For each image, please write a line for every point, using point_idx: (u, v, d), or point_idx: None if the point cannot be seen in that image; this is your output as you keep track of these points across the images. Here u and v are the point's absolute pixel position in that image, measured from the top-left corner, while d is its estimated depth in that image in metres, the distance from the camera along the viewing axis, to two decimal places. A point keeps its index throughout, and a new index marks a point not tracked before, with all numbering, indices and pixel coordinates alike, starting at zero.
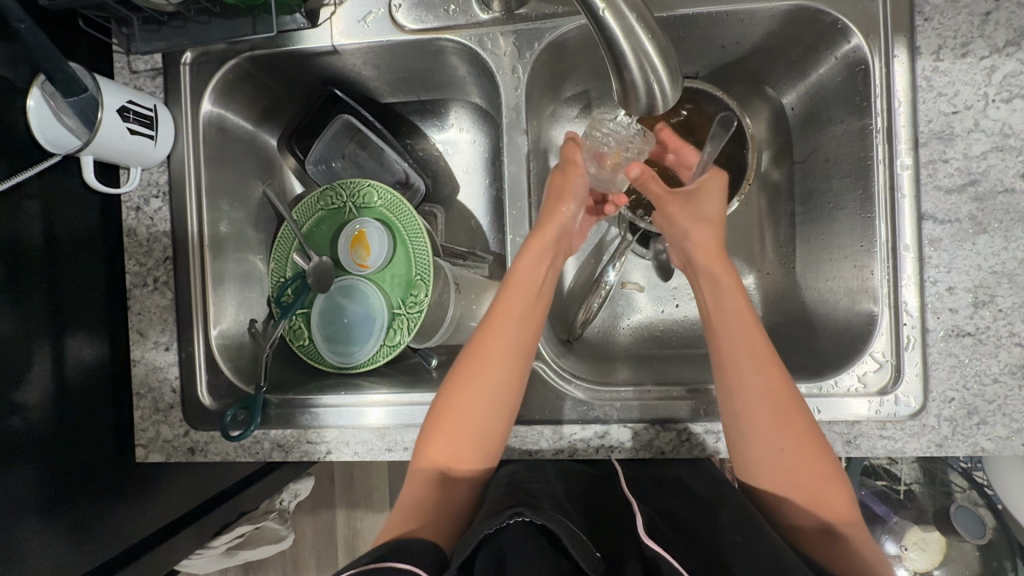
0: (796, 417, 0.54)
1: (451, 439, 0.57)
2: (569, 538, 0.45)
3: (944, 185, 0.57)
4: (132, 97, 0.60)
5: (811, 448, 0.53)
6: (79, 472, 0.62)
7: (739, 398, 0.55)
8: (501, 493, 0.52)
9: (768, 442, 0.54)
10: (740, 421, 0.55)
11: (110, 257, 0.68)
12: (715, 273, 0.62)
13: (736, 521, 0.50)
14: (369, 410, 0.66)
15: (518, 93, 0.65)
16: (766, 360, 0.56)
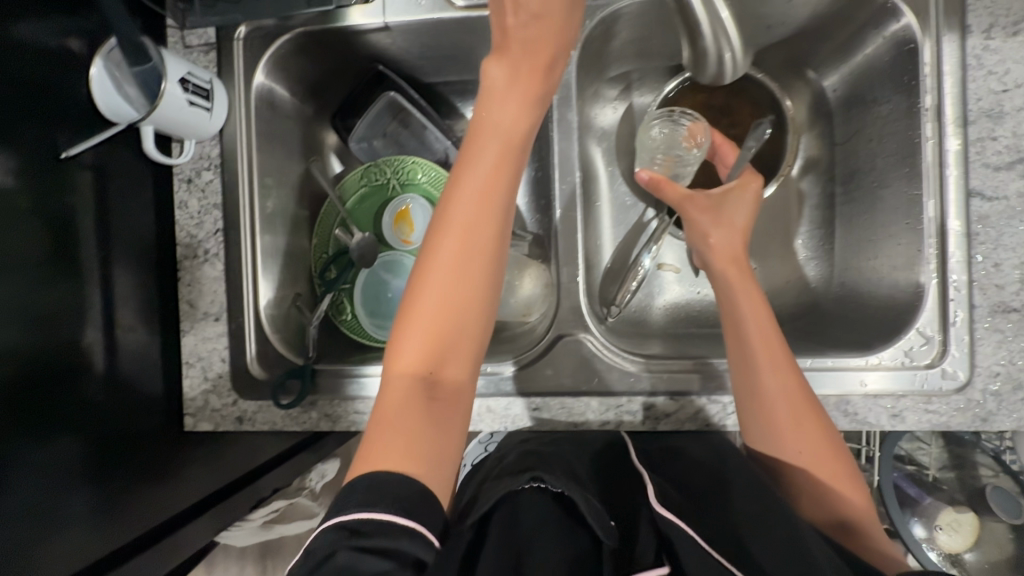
0: (811, 423, 0.55)
1: (432, 331, 0.51)
2: (589, 506, 0.46)
3: (993, 163, 0.58)
4: (190, 70, 0.61)
5: (825, 449, 0.55)
6: (131, 439, 0.63)
7: (759, 406, 0.56)
8: (517, 460, 0.54)
9: (784, 446, 0.56)
10: (759, 426, 0.56)
11: (162, 227, 0.69)
12: (730, 279, 0.61)
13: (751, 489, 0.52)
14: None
15: (569, 70, 0.65)
16: (785, 368, 0.56)
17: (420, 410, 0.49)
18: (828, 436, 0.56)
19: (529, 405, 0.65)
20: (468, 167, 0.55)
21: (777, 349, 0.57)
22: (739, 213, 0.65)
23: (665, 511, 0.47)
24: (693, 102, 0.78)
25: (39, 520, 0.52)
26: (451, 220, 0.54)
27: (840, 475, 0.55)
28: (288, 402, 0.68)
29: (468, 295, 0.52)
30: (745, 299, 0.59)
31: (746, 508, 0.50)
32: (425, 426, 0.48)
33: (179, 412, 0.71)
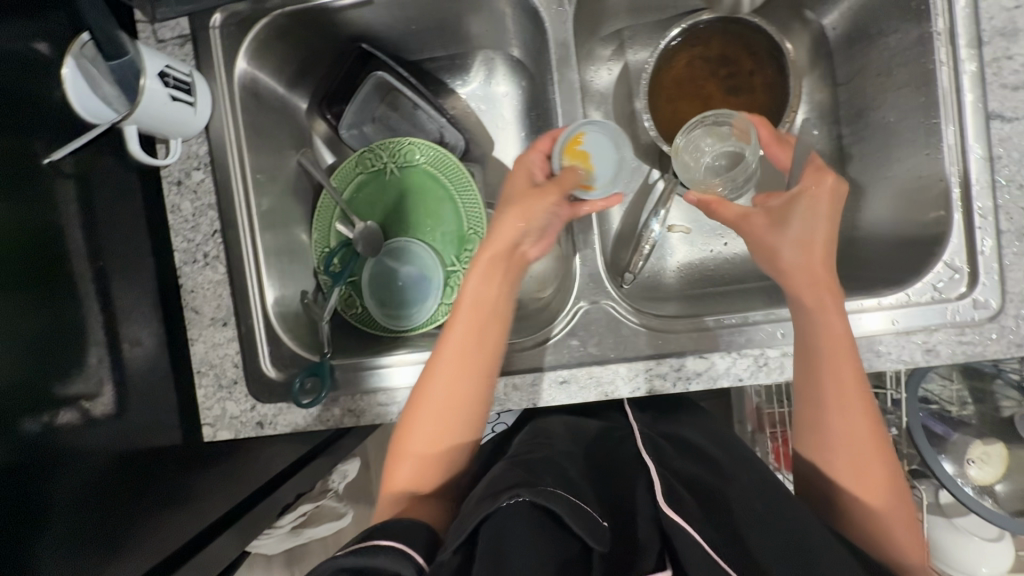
0: (875, 460, 0.54)
1: (423, 433, 0.58)
2: (574, 517, 0.46)
3: (1011, 82, 0.56)
4: (169, 63, 0.57)
5: (879, 489, 0.54)
6: (150, 454, 0.61)
7: (820, 435, 0.56)
8: (502, 470, 0.53)
9: (839, 479, 0.55)
10: (816, 451, 0.57)
11: (156, 234, 0.66)
12: (802, 295, 0.56)
13: (755, 488, 0.53)
14: (396, 370, 0.67)
15: (566, 28, 0.62)
16: (857, 397, 0.55)
17: (424, 465, 0.58)
18: (887, 476, 0.54)
19: (556, 377, 0.64)
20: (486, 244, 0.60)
21: (856, 372, 0.55)
22: (811, 224, 0.56)
23: (670, 511, 0.48)
24: (689, 56, 0.76)
25: (77, 564, 0.51)
26: (474, 297, 0.59)
27: (892, 518, 0.53)
28: (307, 401, 0.66)
29: (458, 370, 0.58)
30: (835, 313, 0.55)
31: (753, 505, 0.50)
32: (430, 473, 0.58)
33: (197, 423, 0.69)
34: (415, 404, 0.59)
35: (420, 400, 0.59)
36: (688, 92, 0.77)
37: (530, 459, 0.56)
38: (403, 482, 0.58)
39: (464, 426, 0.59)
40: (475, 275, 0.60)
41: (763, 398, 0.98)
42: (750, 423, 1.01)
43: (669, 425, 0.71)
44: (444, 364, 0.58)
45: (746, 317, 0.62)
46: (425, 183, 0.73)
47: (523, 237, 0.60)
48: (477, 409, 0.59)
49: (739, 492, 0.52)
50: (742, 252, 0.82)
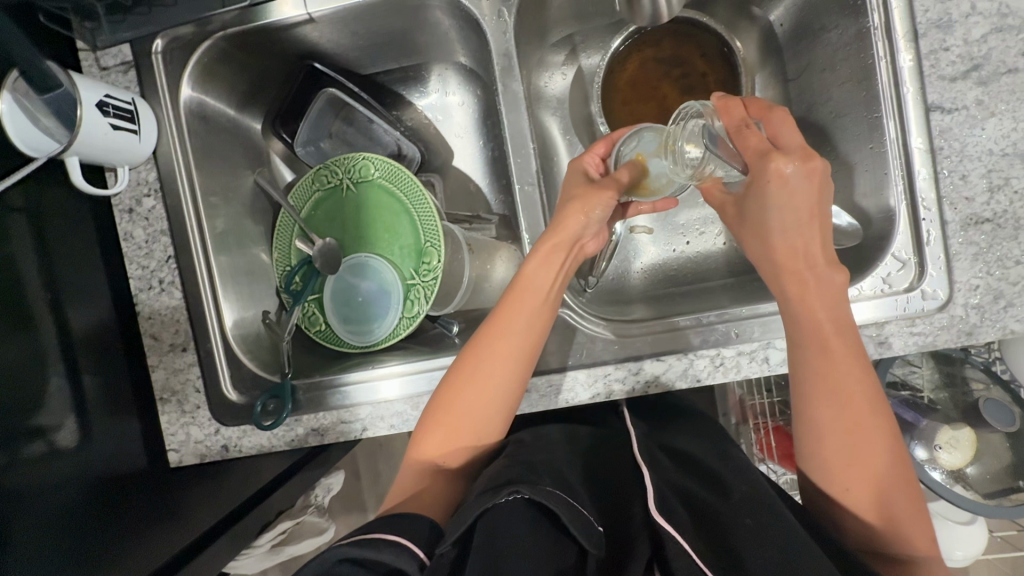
0: (873, 458, 0.54)
1: (448, 424, 0.59)
2: (570, 515, 0.46)
3: (948, 74, 0.57)
4: (109, 92, 0.57)
5: (879, 488, 0.53)
6: (112, 484, 0.61)
7: (811, 438, 0.56)
8: (501, 466, 0.52)
9: (835, 481, 0.55)
10: (808, 456, 0.57)
11: (111, 263, 0.66)
12: (805, 278, 0.57)
13: (750, 501, 0.52)
14: (382, 385, 0.66)
15: (507, 38, 0.62)
16: (856, 387, 0.55)
17: (446, 440, 0.59)
18: (889, 474, 0.54)
19: None
20: (559, 229, 0.60)
21: (845, 363, 0.55)
22: (784, 214, 0.57)
23: (661, 519, 0.48)
24: (641, 58, 0.77)
25: None
26: (530, 280, 0.60)
27: (892, 517, 0.53)
28: (270, 423, 0.65)
29: (501, 355, 0.59)
30: (819, 306, 0.56)
31: (742, 517, 0.50)
32: (457, 452, 0.59)
33: (162, 449, 0.69)
34: (456, 382, 0.59)
35: (454, 384, 0.59)
36: (644, 93, 0.77)
37: (532, 454, 0.55)
38: (423, 459, 0.59)
39: (495, 417, 0.59)
40: (539, 258, 0.60)
41: (745, 390, 0.98)
42: (734, 415, 1.01)
43: (658, 432, 0.70)
44: (491, 348, 0.59)
45: (700, 318, 0.63)
46: (382, 197, 0.72)
47: (585, 231, 0.62)
48: (512, 400, 0.60)
49: (733, 506, 0.52)
50: (705, 250, 0.82)
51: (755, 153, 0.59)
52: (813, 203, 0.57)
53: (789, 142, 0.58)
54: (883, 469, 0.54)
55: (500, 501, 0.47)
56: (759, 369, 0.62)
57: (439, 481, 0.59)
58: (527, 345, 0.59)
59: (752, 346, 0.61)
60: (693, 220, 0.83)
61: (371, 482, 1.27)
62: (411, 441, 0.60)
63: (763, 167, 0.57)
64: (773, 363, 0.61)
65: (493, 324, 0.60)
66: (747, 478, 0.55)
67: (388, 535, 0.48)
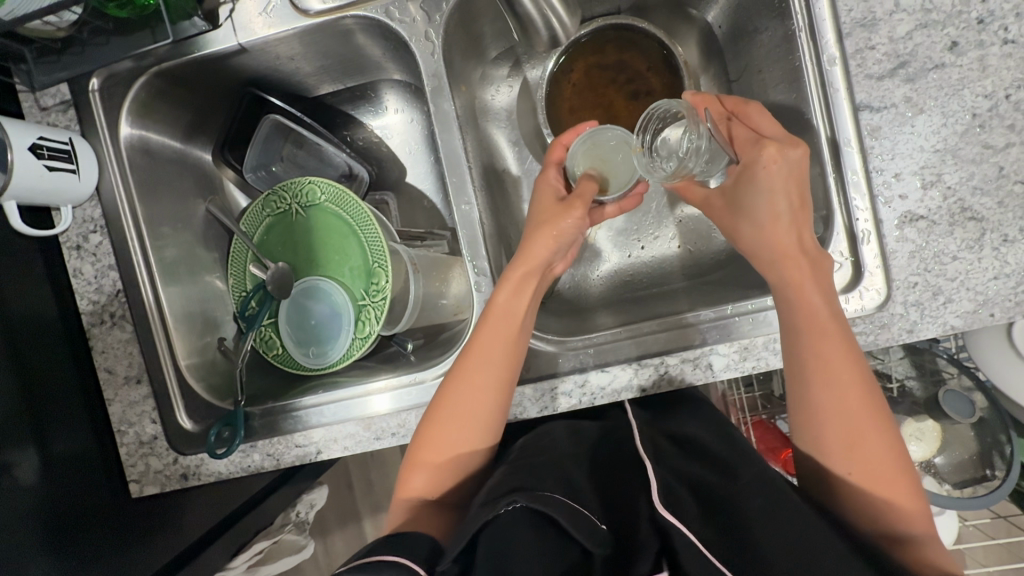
0: (871, 442, 0.52)
1: (444, 432, 0.59)
2: (572, 522, 0.46)
3: (875, 73, 0.57)
4: (43, 134, 0.58)
5: (874, 466, 0.52)
6: (75, 518, 0.62)
7: (807, 418, 0.55)
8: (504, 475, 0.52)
9: (834, 462, 0.54)
10: (807, 439, 0.56)
11: (61, 299, 0.67)
12: (793, 267, 0.56)
13: (760, 482, 0.51)
14: (373, 398, 0.67)
15: (436, 59, 0.62)
16: (848, 371, 0.53)
17: (432, 474, 0.59)
18: (887, 454, 0.52)
19: None
20: (525, 256, 0.61)
21: (834, 353, 0.54)
22: (778, 202, 0.57)
23: (665, 512, 0.48)
24: (586, 65, 0.76)
25: None
26: (500, 308, 0.60)
27: (891, 498, 0.51)
28: (224, 450, 0.66)
29: (484, 383, 0.58)
30: (811, 293, 0.55)
31: (751, 499, 0.49)
32: (439, 483, 0.59)
33: (123, 481, 0.70)
34: (434, 411, 0.59)
35: (435, 412, 0.59)
36: (589, 100, 0.77)
37: (532, 459, 0.55)
38: (421, 477, 0.59)
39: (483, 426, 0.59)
40: (506, 286, 0.60)
41: (726, 386, 0.94)
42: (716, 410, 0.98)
43: (663, 422, 0.68)
44: (468, 375, 0.59)
45: (660, 322, 0.63)
46: (331, 220, 0.72)
47: (553, 256, 0.63)
48: (491, 424, 0.59)
49: (747, 493, 0.50)
50: (661, 254, 0.82)
51: (745, 143, 0.60)
52: (796, 190, 0.57)
53: (774, 131, 0.59)
54: (881, 450, 0.52)
55: (499, 513, 0.46)
56: (701, 378, 0.62)
57: (428, 513, 0.57)
58: (509, 354, 0.59)
59: (694, 353, 0.61)
60: (647, 223, 0.83)
61: (362, 494, 1.28)
62: (398, 482, 0.60)
63: (756, 155, 0.58)
64: (716, 369, 0.61)
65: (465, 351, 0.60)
66: (761, 470, 0.53)
67: (386, 556, 0.46)
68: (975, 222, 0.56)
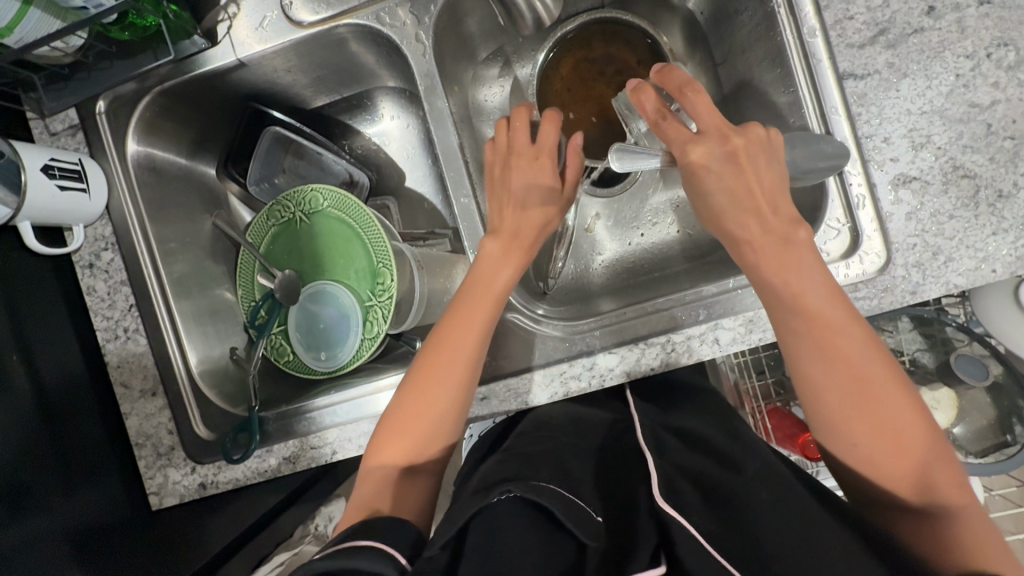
0: (880, 406, 0.50)
1: (424, 413, 0.58)
2: (565, 513, 0.45)
3: (856, 42, 0.58)
4: (53, 155, 0.60)
5: (895, 439, 0.50)
6: (95, 532, 0.63)
7: (810, 394, 0.54)
8: (500, 462, 0.53)
9: (853, 448, 0.52)
10: (817, 416, 0.53)
11: (76, 317, 0.68)
12: (763, 249, 0.55)
13: (764, 478, 0.52)
14: (382, 395, 0.67)
15: (427, 59, 0.64)
16: (846, 338, 0.52)
17: (408, 438, 0.57)
18: (904, 427, 0.50)
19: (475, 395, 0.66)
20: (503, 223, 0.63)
21: (841, 325, 0.52)
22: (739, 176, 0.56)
23: (665, 505, 0.47)
24: (574, 59, 0.78)
25: None
26: (488, 275, 0.61)
27: (909, 472, 0.49)
28: (239, 455, 0.67)
29: (466, 344, 0.58)
30: (788, 267, 0.53)
31: (759, 497, 0.49)
32: (417, 455, 0.58)
33: (143, 493, 0.70)
34: (418, 377, 0.59)
35: (413, 379, 0.59)
36: (580, 92, 0.78)
37: (528, 447, 0.56)
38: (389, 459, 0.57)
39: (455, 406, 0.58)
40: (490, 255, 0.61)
41: (738, 374, 0.93)
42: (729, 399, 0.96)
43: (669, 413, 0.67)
44: (448, 341, 0.59)
45: (668, 300, 0.63)
46: (334, 225, 0.73)
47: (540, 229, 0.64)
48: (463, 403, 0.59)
49: (748, 485, 0.51)
50: (660, 240, 0.83)
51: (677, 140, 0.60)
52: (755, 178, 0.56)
53: (707, 124, 0.59)
54: (911, 429, 0.50)
55: (491, 501, 0.47)
56: (706, 353, 0.62)
57: (399, 484, 0.56)
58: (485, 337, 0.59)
59: (700, 328, 0.62)
60: (644, 211, 0.84)
61: None
62: (368, 451, 0.59)
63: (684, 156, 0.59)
64: (723, 343, 0.62)
65: (447, 320, 0.60)
66: (765, 463, 0.54)
67: (363, 542, 0.47)
68: (968, 180, 0.57)
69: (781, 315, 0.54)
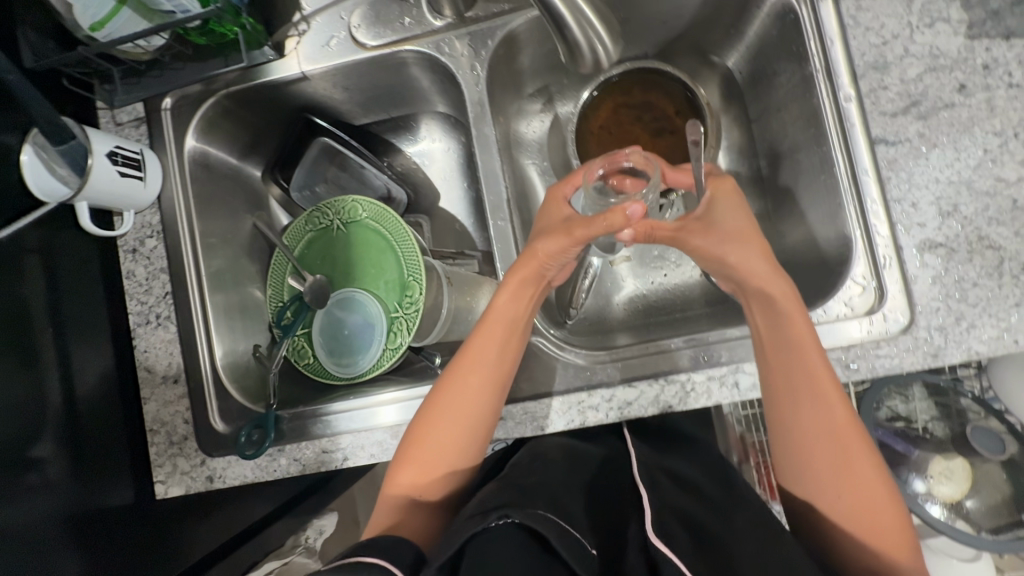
0: (858, 470, 0.53)
1: (438, 443, 0.59)
2: (561, 540, 0.45)
3: (889, 110, 0.61)
4: (119, 143, 0.64)
5: (866, 504, 0.52)
6: (95, 515, 0.63)
7: (794, 447, 0.56)
8: (494, 491, 0.52)
9: (827, 494, 0.54)
10: (798, 471, 0.56)
11: (112, 299, 0.70)
12: (767, 298, 0.57)
13: (756, 529, 0.51)
14: (382, 410, 0.68)
15: (479, 89, 0.68)
16: (830, 395, 0.54)
17: (422, 468, 0.59)
18: (877, 490, 0.52)
19: None
20: (527, 257, 0.62)
21: (827, 385, 0.54)
22: (736, 215, 0.62)
23: (659, 541, 0.46)
24: (614, 103, 0.81)
25: None
26: (500, 308, 0.62)
27: (881, 536, 0.52)
28: (253, 452, 0.67)
29: (484, 379, 0.60)
30: (795, 317, 0.56)
31: (744, 543, 0.48)
32: (430, 485, 0.59)
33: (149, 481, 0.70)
34: (434, 408, 0.60)
35: (428, 414, 0.60)
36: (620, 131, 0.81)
37: (524, 479, 0.55)
38: (402, 486, 0.59)
39: (473, 440, 0.60)
40: (511, 289, 0.62)
41: (746, 428, 0.94)
42: (734, 452, 0.94)
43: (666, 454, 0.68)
44: (462, 375, 0.60)
45: (692, 339, 0.64)
46: (369, 236, 0.76)
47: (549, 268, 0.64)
48: (481, 433, 0.60)
49: (735, 534, 0.50)
50: (683, 282, 0.84)
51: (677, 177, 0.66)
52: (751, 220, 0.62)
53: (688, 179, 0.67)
54: (884, 496, 0.52)
55: (488, 525, 0.46)
56: (724, 396, 0.63)
57: (415, 513, 0.58)
58: (499, 371, 0.61)
59: (721, 371, 0.63)
60: (669, 252, 0.85)
61: None
62: (385, 479, 0.60)
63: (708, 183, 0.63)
64: (743, 387, 0.62)
65: (467, 351, 0.61)
66: (755, 514, 0.54)
67: (364, 558, 0.45)
68: (993, 250, 0.58)
69: (776, 368, 0.56)
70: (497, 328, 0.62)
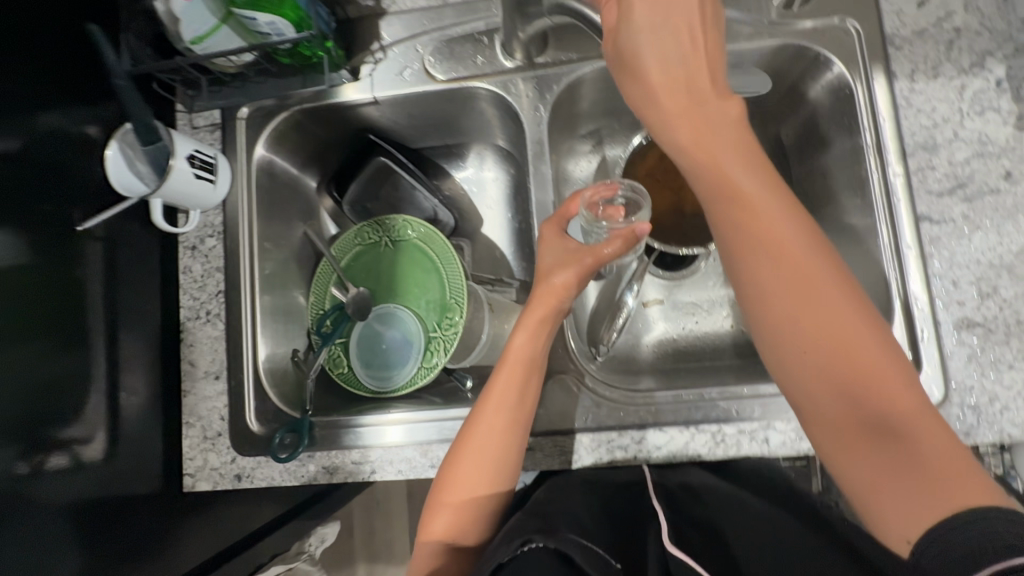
0: (853, 332, 0.45)
1: (468, 485, 0.59)
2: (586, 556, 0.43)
3: (935, 190, 0.63)
4: (197, 147, 0.67)
5: (861, 371, 0.45)
6: (124, 501, 0.64)
7: (787, 312, 0.48)
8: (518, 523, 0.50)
9: (837, 409, 0.45)
10: (799, 375, 0.47)
11: (166, 291, 0.73)
12: (715, 167, 0.51)
13: (768, 534, 0.46)
14: (387, 429, 0.69)
15: (540, 128, 0.71)
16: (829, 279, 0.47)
17: (458, 514, 0.58)
18: (877, 363, 0.45)
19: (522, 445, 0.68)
20: (541, 298, 0.62)
21: (809, 266, 0.48)
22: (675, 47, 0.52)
23: (676, 548, 0.45)
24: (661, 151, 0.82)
25: None
26: (518, 351, 0.62)
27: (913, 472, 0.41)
28: (285, 455, 0.69)
29: (507, 419, 0.60)
30: (758, 199, 0.49)
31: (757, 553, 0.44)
32: (465, 530, 0.58)
33: (179, 473, 0.72)
34: (461, 453, 0.60)
35: (456, 458, 0.60)
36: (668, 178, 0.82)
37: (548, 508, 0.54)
38: (438, 534, 0.58)
39: (501, 480, 0.60)
40: (524, 329, 0.62)
41: None
42: None
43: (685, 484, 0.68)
44: (488, 417, 0.60)
45: (725, 390, 0.65)
46: (415, 255, 0.79)
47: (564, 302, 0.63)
48: (508, 472, 0.60)
49: (744, 539, 0.46)
50: (714, 330, 0.85)
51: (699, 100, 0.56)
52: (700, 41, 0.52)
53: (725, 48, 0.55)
54: (896, 385, 0.44)
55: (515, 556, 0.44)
56: (754, 450, 0.63)
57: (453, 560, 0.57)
58: (522, 411, 0.61)
59: (752, 425, 0.64)
60: (701, 299, 0.87)
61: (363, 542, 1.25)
62: (421, 524, 0.60)
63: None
64: (773, 444, 0.63)
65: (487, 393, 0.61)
66: (756, 510, 0.51)
67: None
68: None
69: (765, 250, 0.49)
70: (513, 367, 0.61)
